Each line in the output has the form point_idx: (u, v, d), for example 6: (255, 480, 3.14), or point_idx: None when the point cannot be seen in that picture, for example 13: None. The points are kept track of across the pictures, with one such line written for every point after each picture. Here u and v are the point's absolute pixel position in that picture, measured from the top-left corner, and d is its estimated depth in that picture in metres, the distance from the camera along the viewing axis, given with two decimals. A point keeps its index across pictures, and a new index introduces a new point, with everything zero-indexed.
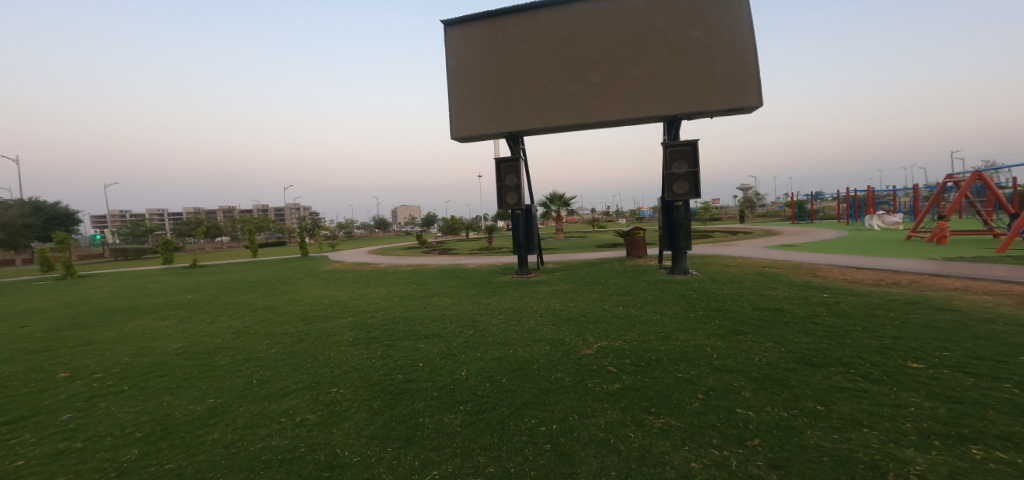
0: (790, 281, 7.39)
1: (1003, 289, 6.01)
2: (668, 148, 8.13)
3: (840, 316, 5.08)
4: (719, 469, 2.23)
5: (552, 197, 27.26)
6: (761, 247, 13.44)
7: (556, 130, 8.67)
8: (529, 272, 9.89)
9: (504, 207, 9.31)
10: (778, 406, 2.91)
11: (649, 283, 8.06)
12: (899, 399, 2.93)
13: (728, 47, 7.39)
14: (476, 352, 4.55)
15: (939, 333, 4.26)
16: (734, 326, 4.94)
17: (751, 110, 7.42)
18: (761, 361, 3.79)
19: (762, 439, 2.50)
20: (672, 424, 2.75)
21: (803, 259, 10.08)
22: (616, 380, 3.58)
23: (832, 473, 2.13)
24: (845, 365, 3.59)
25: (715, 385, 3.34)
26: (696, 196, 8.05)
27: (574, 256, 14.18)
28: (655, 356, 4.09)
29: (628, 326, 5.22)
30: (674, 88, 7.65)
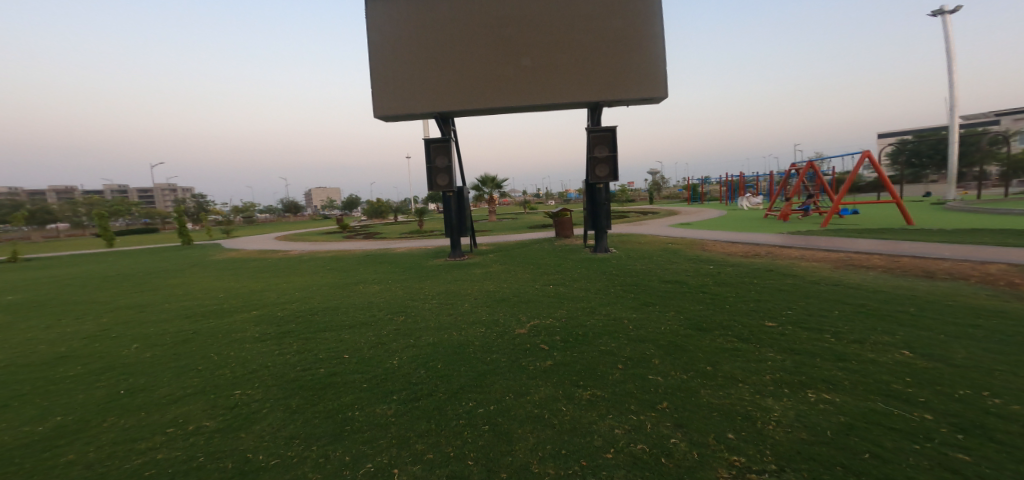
0: (687, 255, 8.26)
1: (846, 254, 7.34)
2: (592, 133, 8.45)
3: (725, 284, 5.82)
4: (638, 433, 2.42)
5: (483, 180, 26.94)
6: (668, 226, 14.77)
7: (485, 112, 8.51)
8: (461, 255, 9.78)
9: (434, 188, 9.02)
10: (680, 370, 3.24)
11: (575, 261, 8.43)
12: (760, 354, 3.43)
13: (646, 39, 7.77)
14: (408, 338, 4.41)
15: (788, 294, 5.09)
16: (646, 298, 5.39)
17: (661, 100, 7.96)
18: (672, 329, 4.19)
19: (671, 401, 2.76)
20: (598, 394, 2.93)
21: (696, 235, 11.31)
22: (548, 357, 3.71)
23: (720, 425, 2.43)
24: (738, 326, 4.11)
25: (631, 355, 3.62)
26: (616, 179, 8.50)
27: (505, 237, 14.28)
28: (582, 331, 4.31)
29: (556, 304, 5.42)
30: (599, 76, 7.90)
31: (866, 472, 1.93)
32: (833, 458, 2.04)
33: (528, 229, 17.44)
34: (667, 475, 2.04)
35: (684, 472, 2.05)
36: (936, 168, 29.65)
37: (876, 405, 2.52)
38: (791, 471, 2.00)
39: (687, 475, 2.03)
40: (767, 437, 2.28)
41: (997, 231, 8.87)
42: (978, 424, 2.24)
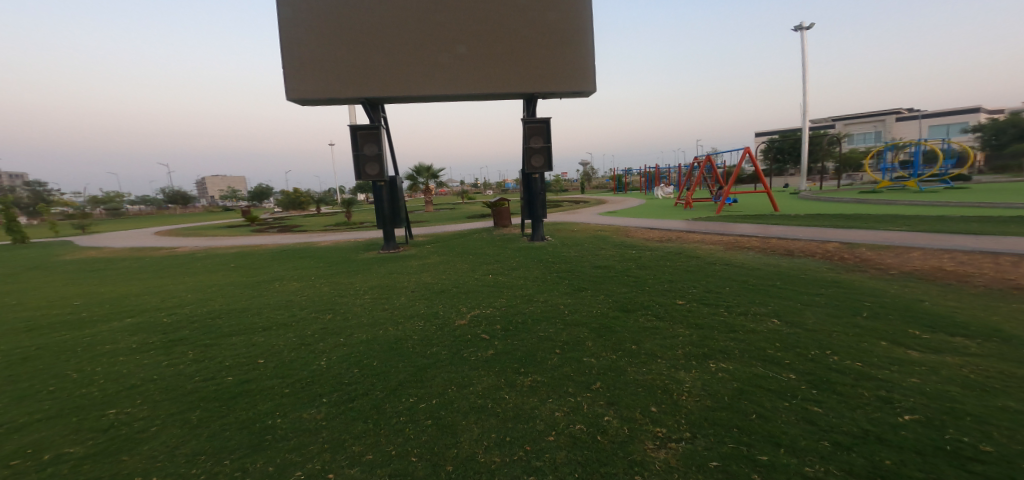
0: (614, 242, 8.81)
1: (744, 237, 8.36)
2: (527, 124, 8.55)
3: (646, 267, 6.34)
4: (576, 414, 2.55)
5: (418, 170, 25.98)
6: (598, 214, 15.59)
7: (415, 99, 8.20)
8: (396, 247, 9.39)
9: (363, 178, 8.49)
10: (609, 351, 3.48)
11: (513, 250, 8.54)
12: (672, 331, 3.81)
13: (576, 33, 7.97)
14: (337, 337, 4.16)
15: (692, 274, 5.70)
16: (579, 284, 5.67)
17: (589, 94, 8.31)
18: (603, 312, 4.47)
19: (603, 381, 2.96)
20: (538, 380, 3.04)
21: (621, 223, 12.09)
22: (489, 347, 3.74)
23: (644, 399, 2.66)
24: (660, 306, 4.52)
25: (567, 339, 3.80)
26: (551, 169, 8.75)
27: (443, 228, 14.02)
28: (521, 319, 4.42)
29: (496, 293, 5.47)
30: (530, 67, 8.00)
31: (755, 430, 2.25)
32: (731, 421, 2.34)
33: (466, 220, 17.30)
34: (603, 451, 2.18)
35: (617, 446, 2.21)
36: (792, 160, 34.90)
37: (765, 369, 2.94)
38: (703, 435, 2.24)
39: (620, 449, 2.19)
40: (683, 407, 2.54)
41: (853, 215, 10.68)
42: (832, 379, 2.71)
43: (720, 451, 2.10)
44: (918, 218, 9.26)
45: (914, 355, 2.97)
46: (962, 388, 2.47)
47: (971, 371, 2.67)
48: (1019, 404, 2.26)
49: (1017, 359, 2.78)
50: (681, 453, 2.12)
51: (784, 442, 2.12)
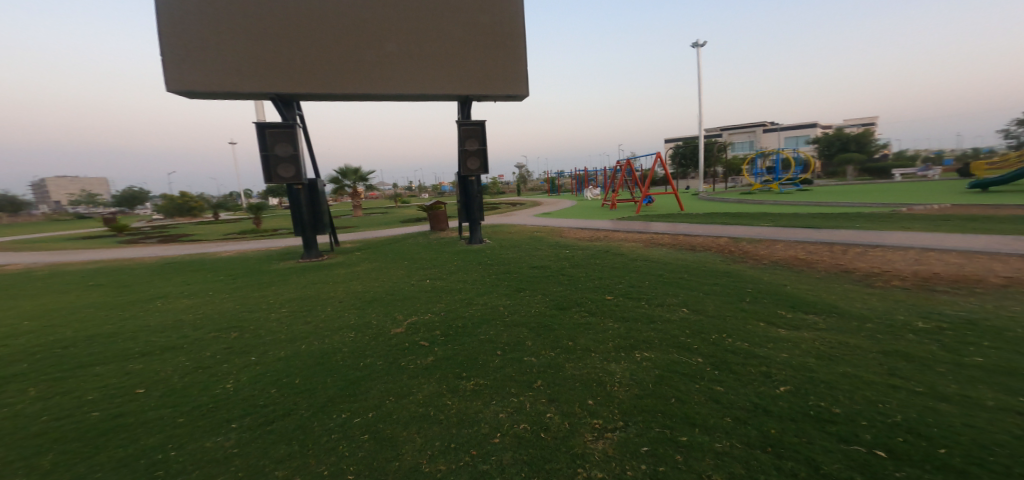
0: (549, 242, 9.01)
1: (663, 234, 9.06)
2: (461, 126, 8.35)
3: (581, 265, 6.56)
4: (519, 413, 2.49)
5: (343, 173, 24.32)
6: (534, 216, 15.87)
7: (336, 97, 7.64)
8: (319, 255, 8.68)
9: (277, 181, 7.71)
10: (548, 348, 3.48)
11: (449, 254, 8.32)
12: (602, 325, 3.97)
13: (507, 37, 8.01)
14: (249, 356, 3.69)
15: (622, 270, 6.02)
16: (518, 284, 5.68)
17: (522, 98, 8.44)
18: (540, 311, 4.50)
19: (544, 378, 2.94)
20: (481, 383, 2.92)
21: (555, 224, 12.44)
22: (429, 353, 3.53)
23: (582, 393, 2.70)
24: (594, 302, 4.68)
25: (508, 339, 3.73)
26: (485, 172, 8.64)
27: (373, 233, 13.27)
28: (462, 322, 4.25)
29: (434, 298, 5.26)
30: (461, 69, 7.86)
31: (677, 413, 2.38)
32: (657, 407, 2.46)
33: (400, 224, 16.60)
34: (546, 449, 2.15)
35: (560, 442, 2.20)
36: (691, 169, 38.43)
37: (682, 356, 3.17)
38: (635, 422, 2.32)
39: (563, 445, 2.17)
40: (616, 397, 2.62)
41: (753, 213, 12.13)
42: (727, 360, 3.04)
43: (649, 436, 2.18)
44: (798, 215, 10.77)
45: (782, 332, 3.47)
46: (815, 359, 2.94)
47: (826, 344, 3.16)
48: (857, 370, 2.72)
49: (846, 330, 3.39)
50: (616, 441, 2.16)
51: (700, 421, 2.28)
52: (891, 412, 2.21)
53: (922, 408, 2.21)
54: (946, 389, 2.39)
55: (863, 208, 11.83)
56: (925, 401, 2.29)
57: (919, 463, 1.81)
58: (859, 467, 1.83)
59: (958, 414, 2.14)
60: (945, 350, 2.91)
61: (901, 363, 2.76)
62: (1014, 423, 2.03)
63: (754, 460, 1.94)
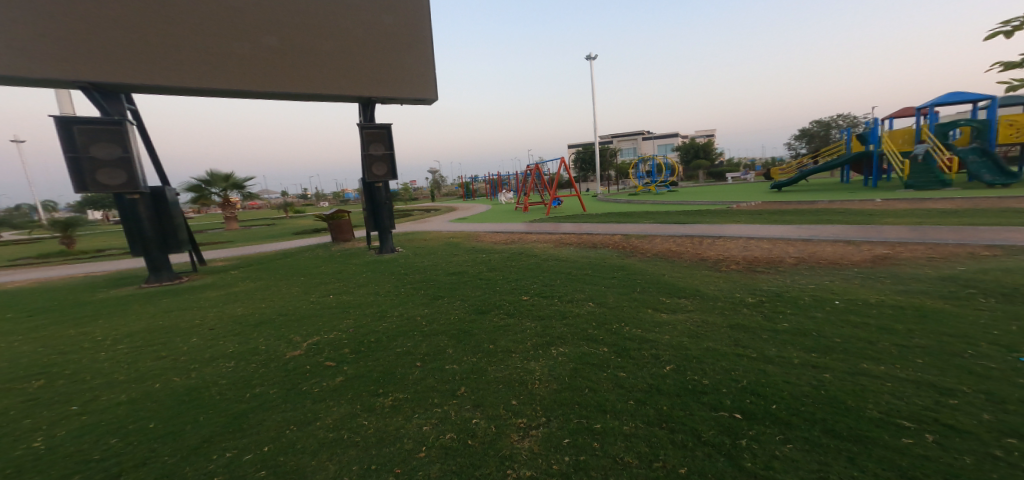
0: (465, 247, 8.98)
1: (571, 234, 9.64)
2: (363, 130, 7.88)
3: (496, 269, 6.67)
4: (444, 423, 2.43)
5: (210, 178, 20.60)
6: (448, 222, 15.67)
7: (208, 94, 6.55)
8: (173, 277, 7.38)
9: (95, 190, 6.22)
10: (470, 354, 3.47)
11: (355, 266, 7.76)
12: (522, 325, 4.08)
13: (412, 41, 7.79)
14: (90, 401, 3.02)
15: (535, 271, 6.27)
16: (434, 292, 5.55)
17: (431, 102, 8.32)
18: (460, 317, 4.45)
19: (468, 385, 2.91)
20: (400, 397, 2.78)
21: (470, 229, 12.43)
22: (337, 373, 3.25)
23: (505, 394, 2.74)
24: (512, 304, 4.78)
25: (428, 349, 3.62)
26: (395, 178, 8.28)
27: (264, 247, 11.83)
28: (375, 337, 4.01)
29: (340, 314, 4.87)
30: (361, 70, 7.40)
31: (593, 402, 2.55)
32: (574, 399, 2.61)
33: (298, 235, 15.07)
34: (474, 455, 2.13)
35: (488, 446, 2.19)
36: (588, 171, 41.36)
37: (591, 347, 3.42)
38: (555, 417, 2.42)
39: (490, 449, 2.17)
40: (537, 394, 2.70)
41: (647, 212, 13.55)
42: (629, 346, 3.35)
43: (569, 428, 2.29)
44: (678, 212, 12.35)
45: (666, 317, 3.95)
46: (691, 337, 3.41)
47: (695, 324, 3.69)
48: (717, 343, 3.24)
49: (712, 310, 4.00)
50: (541, 437, 2.23)
51: (609, 408, 2.46)
52: (744, 377, 2.66)
53: (756, 372, 2.71)
54: (773, 353, 2.97)
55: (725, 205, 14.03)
56: (758, 364, 2.82)
57: (759, 420, 2.20)
58: (724, 430, 2.15)
59: (780, 373, 2.67)
60: (770, 319, 3.62)
61: (748, 334, 3.34)
62: (818, 374, 2.60)
63: (654, 435, 2.15)
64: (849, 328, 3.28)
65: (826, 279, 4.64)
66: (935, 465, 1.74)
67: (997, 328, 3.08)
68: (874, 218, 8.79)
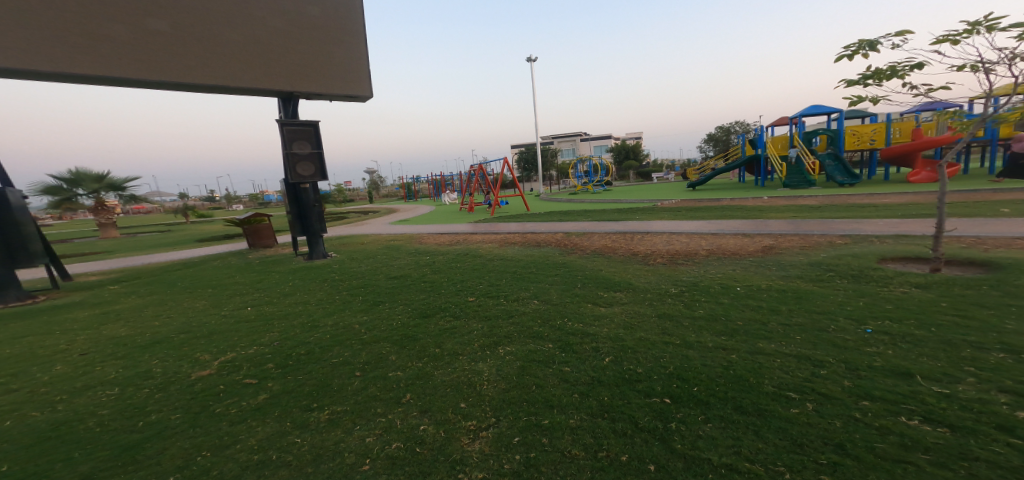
0: (406, 250, 8.72)
1: (516, 233, 9.78)
2: (285, 126, 7.33)
3: (439, 271, 6.55)
4: (390, 433, 2.34)
5: (76, 176, 17.81)
6: (387, 224, 15.08)
7: (83, 82, 5.49)
8: (23, 297, 6.30)
9: None
10: (414, 359, 3.38)
11: (278, 275, 7.17)
12: (468, 327, 4.05)
13: (340, 33, 7.40)
14: None
15: (479, 272, 6.26)
16: (373, 298, 5.32)
17: (364, 100, 7.96)
18: (403, 322, 4.31)
19: (413, 391, 2.83)
20: (337, 410, 2.63)
21: (411, 231, 12.08)
22: (259, 391, 3.00)
23: (452, 397, 2.71)
24: (457, 306, 4.72)
25: (368, 358, 3.46)
26: (324, 178, 7.80)
27: (168, 256, 10.52)
28: (305, 349, 3.75)
29: (261, 327, 4.48)
30: (283, 62, 6.81)
31: (539, 399, 2.60)
32: (522, 397, 2.64)
33: (211, 242, 13.61)
34: (424, 462, 2.07)
35: (438, 452, 2.15)
36: (528, 172, 42.23)
37: (537, 344, 3.50)
38: (504, 416, 2.44)
39: (440, 455, 2.13)
40: (486, 395, 2.71)
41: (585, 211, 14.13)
42: (572, 341, 3.48)
43: (518, 426, 2.32)
44: (613, 210, 13.06)
45: (603, 310, 4.15)
46: (626, 329, 3.62)
47: (630, 315, 3.93)
48: (648, 333, 3.48)
49: (643, 301, 4.27)
50: (491, 438, 2.23)
51: (556, 403, 2.53)
52: (671, 364, 2.88)
53: (681, 357, 2.95)
54: (694, 338, 3.25)
55: (654, 203, 15.07)
56: (682, 350, 3.07)
57: (685, 402, 2.40)
58: (657, 415, 2.31)
59: (699, 357, 2.93)
60: (689, 307, 3.96)
61: (673, 323, 3.62)
62: (729, 356, 2.90)
63: (598, 427, 2.25)
64: (751, 311, 3.69)
65: (737, 268, 5.17)
66: (817, 429, 2.01)
67: (853, 304, 3.69)
68: (773, 213, 9.99)
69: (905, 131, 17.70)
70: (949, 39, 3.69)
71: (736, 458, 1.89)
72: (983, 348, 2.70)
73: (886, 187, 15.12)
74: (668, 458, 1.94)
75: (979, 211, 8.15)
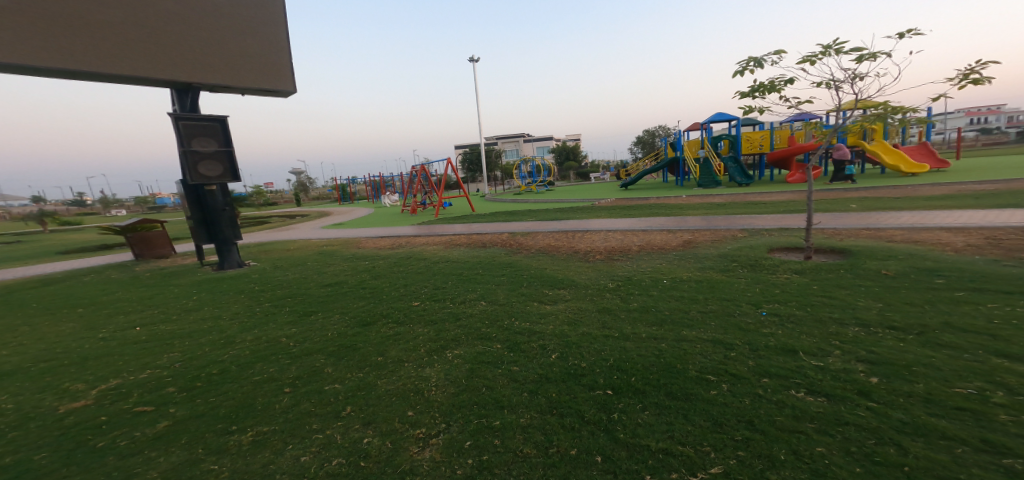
0: (342, 255, 8.28)
1: (461, 235, 9.69)
2: (181, 120, 6.58)
3: (379, 276, 6.32)
4: (329, 449, 2.22)
5: None
6: (317, 228, 14.18)
7: None
8: None
9: None
10: (354, 370, 3.23)
11: (188, 288, 6.44)
12: (414, 332, 3.96)
13: (254, 23, 6.80)
14: None
15: (422, 275, 6.12)
16: (303, 308, 4.99)
17: (286, 95, 7.46)
18: (340, 332, 4.10)
19: (354, 403, 2.71)
20: (264, 431, 2.44)
21: (347, 235, 11.48)
22: (161, 418, 2.69)
23: (398, 407, 2.63)
24: (400, 311, 4.59)
25: (300, 372, 3.25)
26: (234, 178, 7.15)
27: (36, 271, 8.98)
28: (219, 369, 3.42)
29: (160, 348, 3.99)
30: (186, 50, 6.14)
31: (488, 401, 2.62)
32: (472, 400, 2.64)
33: (97, 252, 11.85)
34: (369, 476, 2.00)
35: (385, 464, 2.08)
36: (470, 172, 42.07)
37: (485, 345, 3.52)
38: (454, 421, 2.42)
39: (387, 467, 2.06)
40: (435, 401, 2.67)
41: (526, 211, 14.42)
42: (519, 340, 3.54)
43: (469, 430, 2.32)
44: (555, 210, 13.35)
45: (548, 307, 4.28)
46: (569, 325, 3.75)
47: (573, 311, 4.09)
48: (589, 327, 3.64)
49: (584, 298, 4.45)
50: (442, 445, 2.21)
51: (506, 403, 2.57)
52: (611, 356, 3.04)
53: (619, 350, 3.13)
54: (629, 330, 3.47)
55: (589, 202, 15.70)
56: (620, 342, 3.25)
57: (625, 393, 2.55)
58: (600, 407, 2.44)
59: (635, 348, 3.14)
60: (625, 300, 4.21)
61: (611, 317, 3.82)
62: (658, 346, 3.12)
63: (547, 424, 2.31)
64: (677, 302, 4.00)
65: (664, 262, 5.57)
66: (731, 408, 2.25)
67: (756, 290, 4.14)
68: (693, 210, 10.90)
69: (784, 138, 20.19)
70: (810, 59, 4.29)
71: (670, 442, 2.04)
72: (849, 324, 3.19)
73: (783, 186, 17.15)
74: (612, 448, 2.05)
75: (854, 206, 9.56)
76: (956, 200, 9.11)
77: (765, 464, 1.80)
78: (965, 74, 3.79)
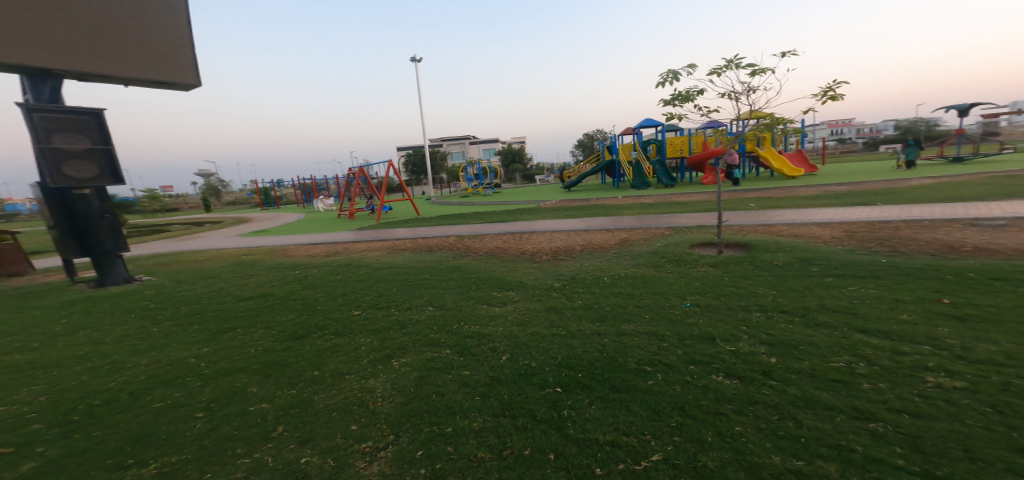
0: (267, 265, 7.66)
1: (406, 239, 9.40)
2: (35, 112, 5.56)
3: (312, 286, 5.93)
4: (262, 473, 2.04)
5: None
6: (236, 236, 12.98)
7: None
8: None
9: None
10: (285, 387, 3.00)
11: (73, 308, 5.57)
12: (357, 343, 3.77)
13: (146, 7, 6.03)
14: None
15: (362, 283, 5.84)
16: (218, 325, 4.53)
17: (190, 88, 6.75)
18: (269, 347, 3.79)
19: (288, 422, 2.51)
20: (173, 462, 2.19)
21: (275, 243, 10.64)
22: (27, 459, 2.29)
23: (341, 422, 2.48)
24: (340, 322, 4.34)
25: (217, 394, 2.96)
26: (114, 179, 6.18)
27: None
28: (104, 399, 2.99)
29: (18, 381, 3.39)
30: (62, 34, 5.28)
31: (438, 407, 2.56)
32: (423, 408, 2.57)
33: None
34: None
35: None
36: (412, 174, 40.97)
37: (434, 351, 3.44)
38: (404, 431, 2.34)
39: None
40: (381, 412, 2.56)
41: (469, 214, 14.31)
42: (469, 344, 3.51)
43: (420, 439, 2.25)
44: (501, 212, 13.42)
45: (496, 309, 4.29)
46: (517, 326, 3.78)
47: (521, 312, 4.13)
48: (538, 327, 3.71)
49: (531, 299, 4.51)
50: (391, 457, 2.12)
51: (458, 408, 2.53)
52: (558, 354, 3.12)
53: (567, 347, 3.22)
54: (575, 328, 3.58)
55: (531, 204, 15.96)
56: (567, 340, 3.35)
57: (573, 389, 2.62)
58: (551, 405, 2.49)
59: (580, 345, 3.24)
60: (570, 299, 4.34)
61: (556, 316, 3.92)
62: (600, 342, 3.25)
63: (500, 426, 2.31)
64: (616, 298, 4.20)
65: (602, 261, 5.80)
66: (666, 396, 2.40)
67: (683, 283, 4.47)
68: (623, 210, 11.51)
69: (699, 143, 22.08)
70: (716, 72, 4.73)
71: (616, 433, 2.14)
72: (754, 310, 3.56)
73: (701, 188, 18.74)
74: (564, 444, 2.10)
75: (764, 204, 10.65)
76: (840, 198, 10.51)
77: (696, 446, 1.94)
78: (824, 91, 4.42)
